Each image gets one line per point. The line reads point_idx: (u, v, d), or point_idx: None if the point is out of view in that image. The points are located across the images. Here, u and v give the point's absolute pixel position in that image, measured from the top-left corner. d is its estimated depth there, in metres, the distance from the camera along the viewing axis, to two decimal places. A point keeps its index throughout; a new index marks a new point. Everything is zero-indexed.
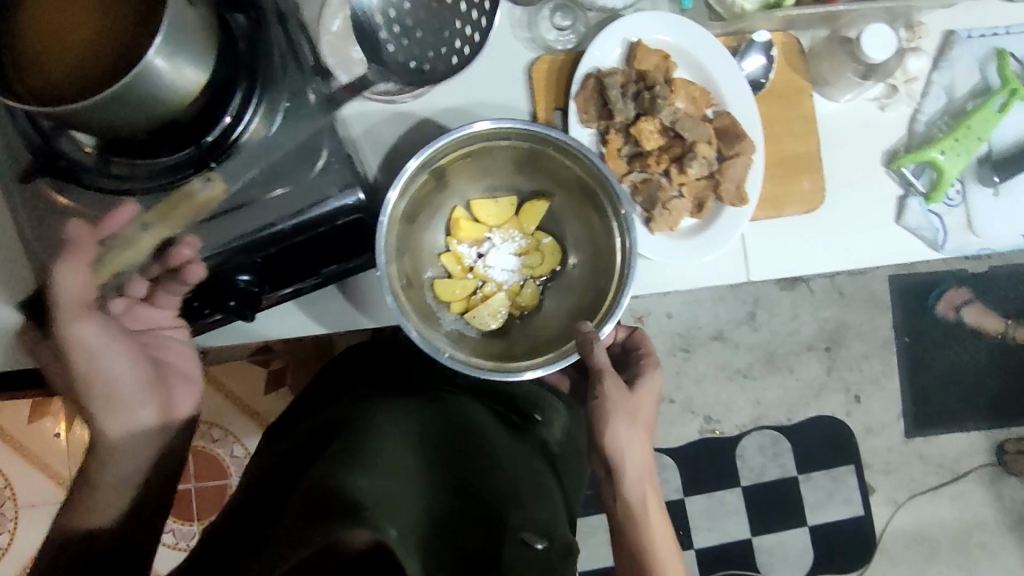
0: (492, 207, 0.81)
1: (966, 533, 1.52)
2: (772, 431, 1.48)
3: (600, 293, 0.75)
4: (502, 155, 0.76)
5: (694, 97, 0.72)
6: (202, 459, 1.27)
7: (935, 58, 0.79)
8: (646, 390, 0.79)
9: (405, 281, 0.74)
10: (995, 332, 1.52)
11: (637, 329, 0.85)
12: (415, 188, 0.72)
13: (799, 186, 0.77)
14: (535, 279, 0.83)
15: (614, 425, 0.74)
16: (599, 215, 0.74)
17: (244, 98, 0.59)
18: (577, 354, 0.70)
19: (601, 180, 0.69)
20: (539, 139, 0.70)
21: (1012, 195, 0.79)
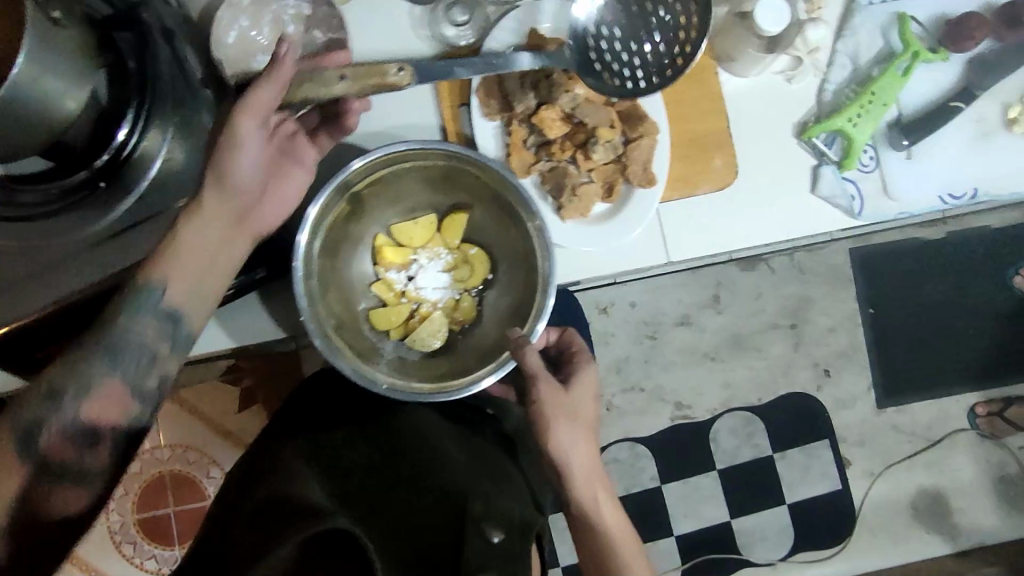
0: (413, 228, 0.73)
1: (948, 500, 1.48)
2: (744, 412, 1.45)
3: (526, 298, 0.70)
4: (410, 173, 0.69)
5: (594, 82, 0.72)
6: (180, 483, 1.24)
7: (838, 28, 0.80)
8: (587, 384, 0.72)
9: (335, 319, 0.68)
10: (964, 295, 1.48)
11: (568, 329, 0.80)
12: (333, 215, 0.67)
13: (709, 164, 0.77)
14: (470, 292, 0.76)
15: (550, 423, 0.68)
16: (515, 223, 0.70)
17: (133, 117, 0.61)
18: (514, 361, 0.65)
19: (507, 183, 0.66)
20: (455, 157, 0.66)
21: (926, 157, 0.80)
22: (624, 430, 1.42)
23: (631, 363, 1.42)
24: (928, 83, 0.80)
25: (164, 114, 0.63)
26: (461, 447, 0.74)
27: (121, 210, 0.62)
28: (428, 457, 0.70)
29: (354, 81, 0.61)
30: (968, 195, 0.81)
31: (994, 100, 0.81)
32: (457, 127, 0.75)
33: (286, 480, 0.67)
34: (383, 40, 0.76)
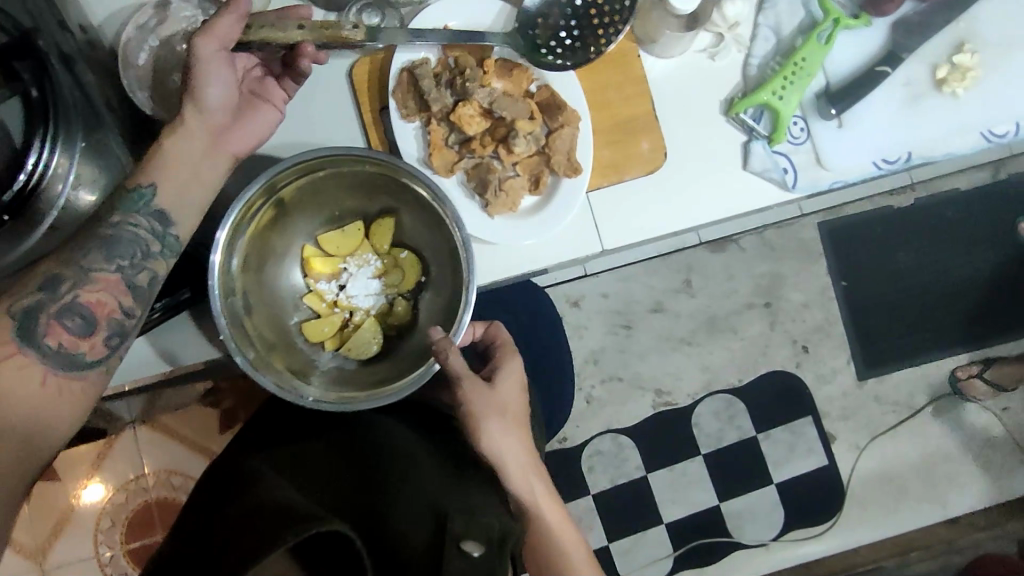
0: (339, 237, 0.73)
1: (934, 466, 1.47)
2: (725, 395, 1.42)
3: (454, 295, 0.69)
4: (330, 181, 0.69)
5: (512, 75, 0.72)
6: (165, 508, 1.22)
7: (759, 1, 0.79)
8: (513, 379, 0.74)
9: (261, 338, 0.67)
10: (934, 260, 1.46)
11: (494, 323, 0.80)
12: (251, 230, 0.66)
13: (637, 148, 0.76)
14: (405, 295, 0.75)
15: (481, 423, 0.70)
16: (437, 221, 0.68)
17: (40, 144, 0.61)
18: (437, 362, 0.65)
19: (423, 183, 0.65)
20: (370, 157, 0.65)
21: (855, 124, 0.79)
22: (605, 421, 1.38)
23: (607, 354, 1.39)
24: (853, 50, 0.79)
25: (71, 137, 0.63)
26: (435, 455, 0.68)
27: (34, 240, 0.63)
28: (400, 465, 0.64)
29: (308, 27, 0.62)
30: (904, 159, 0.80)
31: (922, 63, 0.80)
32: (378, 131, 0.74)
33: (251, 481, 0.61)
34: None
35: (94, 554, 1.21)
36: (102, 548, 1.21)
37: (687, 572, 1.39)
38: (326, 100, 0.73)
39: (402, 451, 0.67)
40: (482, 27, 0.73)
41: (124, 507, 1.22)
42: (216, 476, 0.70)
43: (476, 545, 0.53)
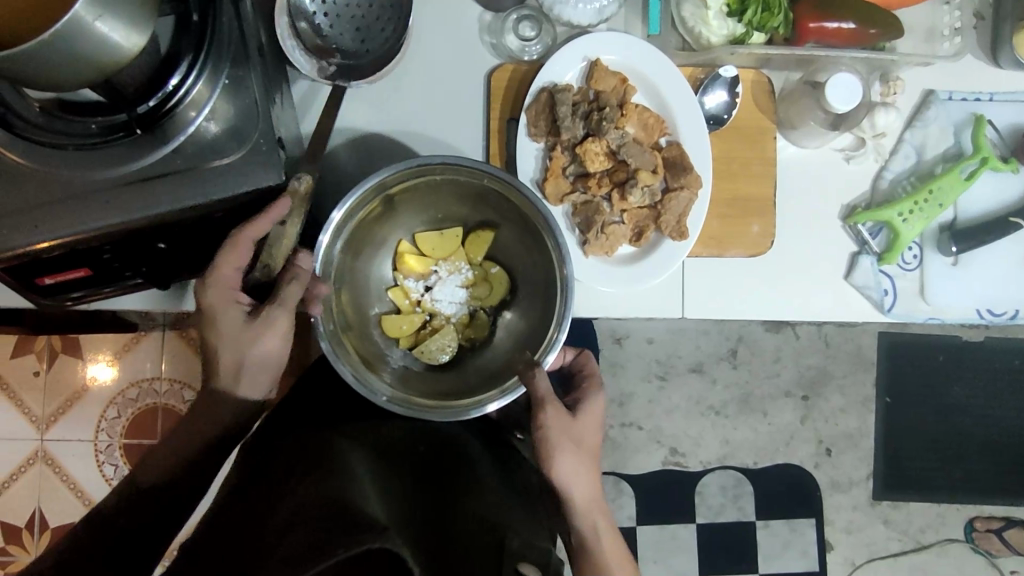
0: (435, 239, 0.74)
1: None
2: (735, 472, 1.33)
3: (537, 328, 0.69)
4: (441, 186, 0.68)
5: (647, 125, 0.71)
6: (168, 416, 1.24)
7: (910, 117, 0.76)
8: (594, 414, 0.69)
9: (343, 322, 0.68)
10: (992, 404, 1.32)
11: (582, 350, 0.78)
12: (359, 217, 0.66)
13: (746, 229, 0.75)
14: (485, 310, 0.77)
15: (556, 453, 0.64)
16: (538, 247, 0.68)
17: (188, 67, 0.62)
18: (521, 389, 0.64)
19: (540, 215, 0.64)
20: (486, 178, 0.65)
21: (971, 267, 0.77)
22: (612, 463, 1.32)
23: (634, 400, 1.34)
24: (990, 194, 0.77)
25: (218, 60, 0.64)
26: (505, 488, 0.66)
27: (153, 159, 0.63)
28: (461, 479, 0.64)
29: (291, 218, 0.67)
30: (1010, 315, 0.77)
31: None
32: (502, 139, 0.75)
33: (321, 451, 0.62)
34: (447, 41, 0.75)
35: (91, 439, 1.23)
36: (99, 432, 1.23)
37: None
38: (459, 100, 0.75)
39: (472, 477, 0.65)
40: (637, 71, 0.72)
41: (133, 403, 1.24)
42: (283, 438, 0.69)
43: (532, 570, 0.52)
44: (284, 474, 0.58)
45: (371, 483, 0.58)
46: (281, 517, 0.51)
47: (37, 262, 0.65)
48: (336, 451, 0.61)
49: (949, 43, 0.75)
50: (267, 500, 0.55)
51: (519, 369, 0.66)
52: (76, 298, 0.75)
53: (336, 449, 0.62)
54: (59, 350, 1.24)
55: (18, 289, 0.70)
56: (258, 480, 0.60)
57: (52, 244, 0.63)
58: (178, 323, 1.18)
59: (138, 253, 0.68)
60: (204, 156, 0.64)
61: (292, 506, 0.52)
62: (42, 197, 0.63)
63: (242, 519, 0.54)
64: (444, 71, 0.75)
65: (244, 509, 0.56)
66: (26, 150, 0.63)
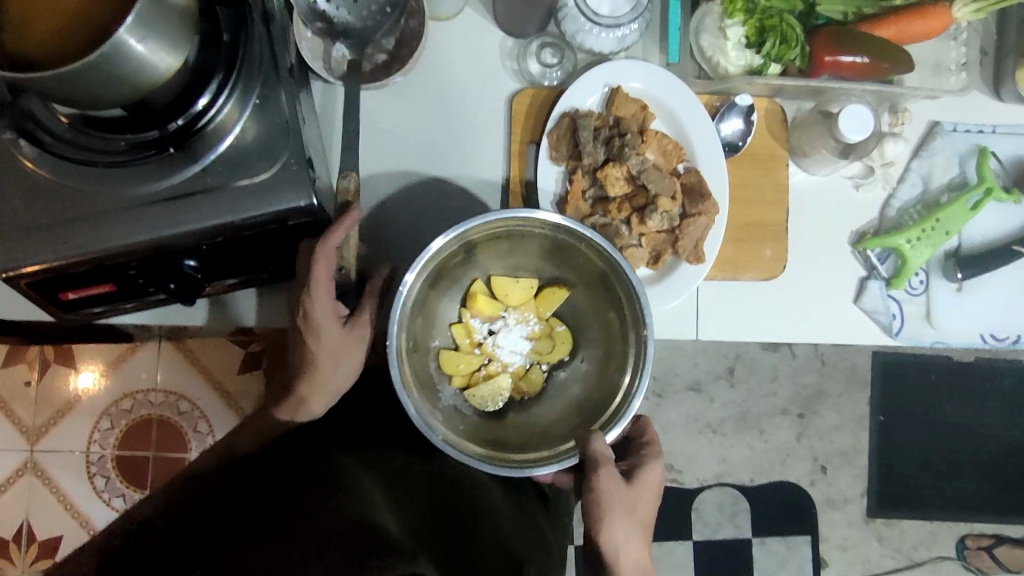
0: (511, 286, 0.75)
1: None
2: (732, 489, 1.34)
3: (602, 400, 0.69)
4: (527, 237, 0.69)
5: (665, 151, 0.73)
6: (164, 428, 1.23)
7: (916, 147, 0.79)
8: (650, 484, 0.67)
9: (411, 343, 0.69)
10: (984, 424, 1.34)
11: (642, 418, 0.75)
12: (443, 259, 0.67)
13: (759, 253, 0.76)
14: (542, 365, 0.77)
15: (606, 518, 0.63)
16: (618, 315, 0.68)
17: (219, 87, 0.62)
18: (576, 458, 0.63)
19: (618, 269, 0.64)
20: (572, 235, 0.65)
21: (975, 293, 0.79)
22: None
23: None
24: (991, 222, 0.80)
25: (250, 80, 0.65)
26: (512, 526, 0.68)
27: (183, 176, 0.64)
28: (471, 512, 0.64)
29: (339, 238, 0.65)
30: (1012, 339, 0.79)
31: None
32: (521, 161, 0.76)
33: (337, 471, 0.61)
34: (467, 64, 0.77)
35: (83, 450, 1.21)
36: (93, 444, 1.21)
37: None
38: (481, 124, 0.77)
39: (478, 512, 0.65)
40: (657, 97, 0.74)
41: (126, 414, 1.22)
42: (290, 461, 0.68)
43: None
44: (302, 493, 0.57)
45: (384, 505, 0.58)
46: (308, 535, 0.51)
47: (60, 278, 0.66)
48: (347, 471, 0.61)
49: (956, 77, 0.78)
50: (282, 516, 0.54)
51: (579, 436, 0.65)
52: (93, 312, 0.75)
53: (347, 470, 0.61)
54: (51, 360, 1.23)
55: (39, 303, 0.70)
56: (271, 501, 0.59)
57: (79, 262, 0.64)
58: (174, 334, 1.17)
59: (162, 270, 0.68)
60: (231, 175, 0.64)
61: (319, 525, 0.51)
62: (65, 213, 0.63)
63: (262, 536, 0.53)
64: (464, 93, 0.77)
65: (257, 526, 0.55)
66: (54, 165, 0.64)
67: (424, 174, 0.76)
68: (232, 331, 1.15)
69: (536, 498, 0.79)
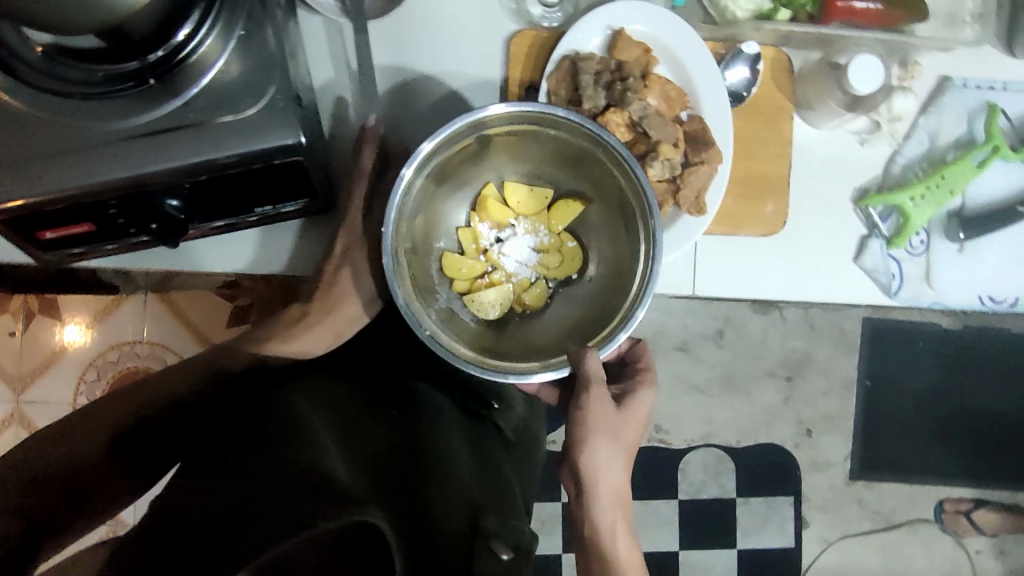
0: (523, 193, 0.73)
1: None
2: (717, 450, 1.35)
3: (604, 315, 0.67)
4: (544, 139, 0.67)
5: (668, 97, 0.71)
6: None
7: (926, 102, 0.77)
8: (641, 408, 0.70)
9: (410, 241, 0.67)
10: (970, 390, 1.34)
11: (639, 341, 0.76)
12: (451, 150, 0.65)
13: (760, 209, 0.75)
14: (547, 281, 0.75)
15: (588, 438, 0.65)
16: (629, 232, 0.66)
17: (199, 17, 0.60)
18: (566, 369, 0.60)
19: (628, 175, 0.63)
20: (587, 138, 0.63)
21: (977, 254, 0.78)
22: None
23: None
24: (997, 183, 0.78)
25: (233, 13, 0.62)
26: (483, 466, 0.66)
27: (164, 110, 0.61)
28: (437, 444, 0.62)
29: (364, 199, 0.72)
30: (1010, 302, 0.78)
31: None
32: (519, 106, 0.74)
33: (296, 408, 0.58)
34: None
35: (71, 402, 1.20)
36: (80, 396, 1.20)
37: None
38: (479, 63, 0.74)
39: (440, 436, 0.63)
40: (661, 42, 0.72)
41: (113, 366, 1.20)
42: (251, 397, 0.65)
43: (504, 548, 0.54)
44: (259, 434, 0.54)
45: (341, 443, 0.56)
46: (260, 485, 0.48)
47: (40, 217, 0.63)
48: (304, 407, 0.58)
49: (972, 29, 0.76)
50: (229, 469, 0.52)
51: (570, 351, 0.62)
52: (71, 254, 0.73)
53: (303, 406, 0.58)
54: (36, 311, 1.21)
55: (18, 243, 0.68)
56: (227, 442, 0.56)
57: (56, 198, 0.61)
58: (159, 285, 1.14)
59: (141, 210, 0.65)
60: (214, 110, 0.62)
61: (273, 473, 0.49)
62: (39, 148, 0.60)
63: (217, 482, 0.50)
64: (459, 32, 0.73)
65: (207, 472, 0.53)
66: (30, 98, 0.61)
67: (416, 119, 0.73)
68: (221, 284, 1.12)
69: (499, 435, 0.77)
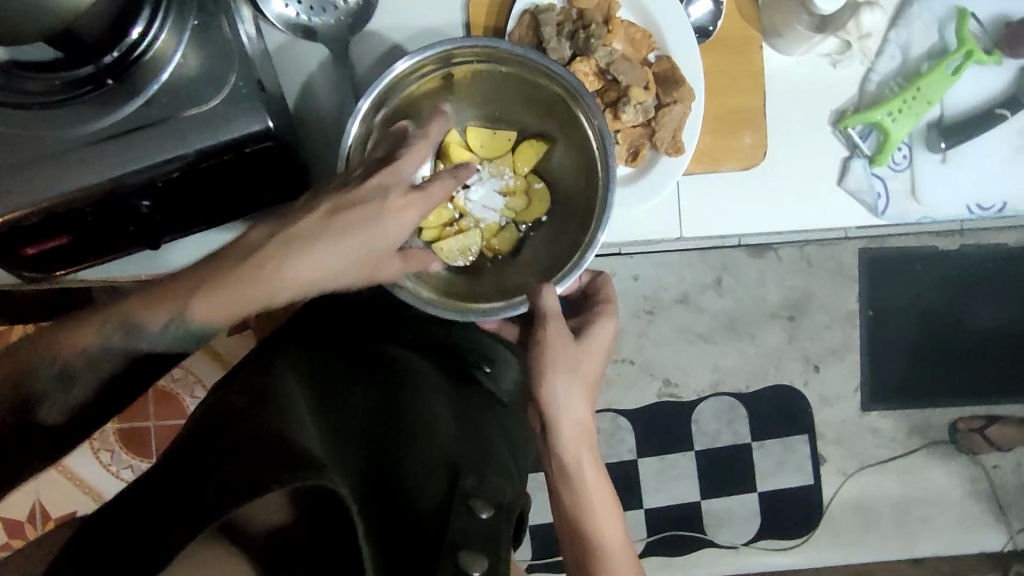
0: (487, 137, 0.76)
1: (906, 508, 1.35)
2: (728, 397, 1.33)
3: (567, 250, 0.69)
4: (503, 80, 0.70)
5: (633, 40, 0.70)
6: (159, 397, 1.18)
7: (894, 16, 0.76)
8: (604, 337, 0.70)
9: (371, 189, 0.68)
10: (972, 306, 1.34)
11: (598, 276, 0.77)
12: (410, 91, 0.67)
13: (738, 142, 0.74)
14: (517, 224, 0.78)
15: (547, 368, 0.64)
16: (586, 161, 0.68)
17: (150, 13, 0.59)
18: (525, 305, 0.65)
19: (577, 99, 0.65)
20: (536, 71, 0.66)
21: (960, 162, 0.78)
22: (608, 400, 1.31)
23: (624, 335, 1.31)
24: (974, 88, 0.78)
25: (184, 6, 0.61)
26: (466, 423, 0.62)
27: (126, 112, 0.60)
28: (416, 403, 0.59)
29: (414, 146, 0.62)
30: (998, 208, 0.78)
31: None
32: None
33: (269, 386, 0.57)
34: None
35: None
36: None
37: (656, 560, 1.32)
38: None
39: (420, 398, 0.60)
40: None
41: None
42: (235, 376, 0.64)
43: (485, 506, 0.48)
44: (229, 411, 0.53)
45: (312, 418, 0.54)
46: (219, 451, 0.47)
47: (18, 234, 0.63)
48: (275, 384, 0.57)
49: None
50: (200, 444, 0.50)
51: (530, 289, 0.67)
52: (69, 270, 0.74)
53: (276, 382, 0.57)
54: None
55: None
56: (202, 420, 0.55)
57: (31, 213, 0.60)
58: None
59: (120, 220, 0.66)
60: (178, 104, 0.61)
61: (229, 443, 0.47)
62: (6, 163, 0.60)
63: (182, 455, 0.50)
64: None
65: (185, 443, 0.52)
66: None
67: None
68: None
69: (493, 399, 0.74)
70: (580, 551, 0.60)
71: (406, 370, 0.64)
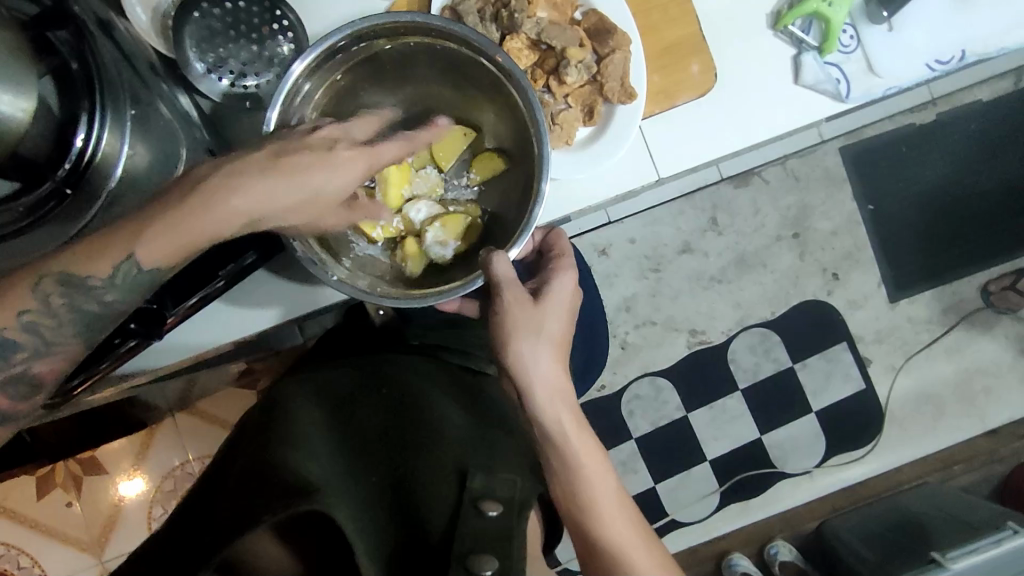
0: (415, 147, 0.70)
1: (964, 383, 1.33)
2: (758, 328, 1.32)
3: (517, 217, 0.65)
4: (409, 57, 0.65)
5: (556, 4, 0.70)
6: None
7: None
8: (565, 292, 0.63)
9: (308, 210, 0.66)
10: (968, 168, 1.32)
11: (553, 229, 0.72)
12: (321, 93, 0.64)
13: (687, 71, 0.74)
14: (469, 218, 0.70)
15: (508, 337, 0.59)
16: (517, 116, 0.64)
17: (88, 117, 0.56)
18: (479, 279, 0.59)
19: (483, 52, 0.61)
20: (440, 35, 0.61)
21: (907, 26, 0.77)
22: (642, 365, 1.30)
23: (638, 300, 1.31)
24: None
25: (118, 102, 0.58)
26: (479, 411, 0.64)
27: (92, 214, 0.60)
28: (421, 396, 0.61)
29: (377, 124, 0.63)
30: (957, 59, 0.78)
31: None
32: None
33: (279, 408, 0.60)
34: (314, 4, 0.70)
35: None
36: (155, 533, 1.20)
37: (735, 506, 1.31)
38: None
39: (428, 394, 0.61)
40: None
41: (173, 493, 1.20)
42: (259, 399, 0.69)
43: (494, 503, 0.48)
44: (247, 441, 0.57)
45: (319, 435, 0.57)
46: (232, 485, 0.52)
47: None
48: (284, 405, 0.61)
49: None
50: (226, 474, 0.56)
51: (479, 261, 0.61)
52: (105, 391, 0.72)
53: (285, 403, 0.61)
54: (81, 475, 1.21)
55: None
56: (229, 451, 0.60)
57: None
58: (182, 402, 1.14)
59: None
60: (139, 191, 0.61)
61: (239, 479, 0.52)
62: None
63: (212, 493, 0.56)
64: None
65: (215, 480, 0.58)
66: None
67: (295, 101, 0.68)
68: (237, 374, 1.12)
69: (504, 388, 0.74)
70: (580, 538, 0.56)
71: (408, 369, 0.66)
